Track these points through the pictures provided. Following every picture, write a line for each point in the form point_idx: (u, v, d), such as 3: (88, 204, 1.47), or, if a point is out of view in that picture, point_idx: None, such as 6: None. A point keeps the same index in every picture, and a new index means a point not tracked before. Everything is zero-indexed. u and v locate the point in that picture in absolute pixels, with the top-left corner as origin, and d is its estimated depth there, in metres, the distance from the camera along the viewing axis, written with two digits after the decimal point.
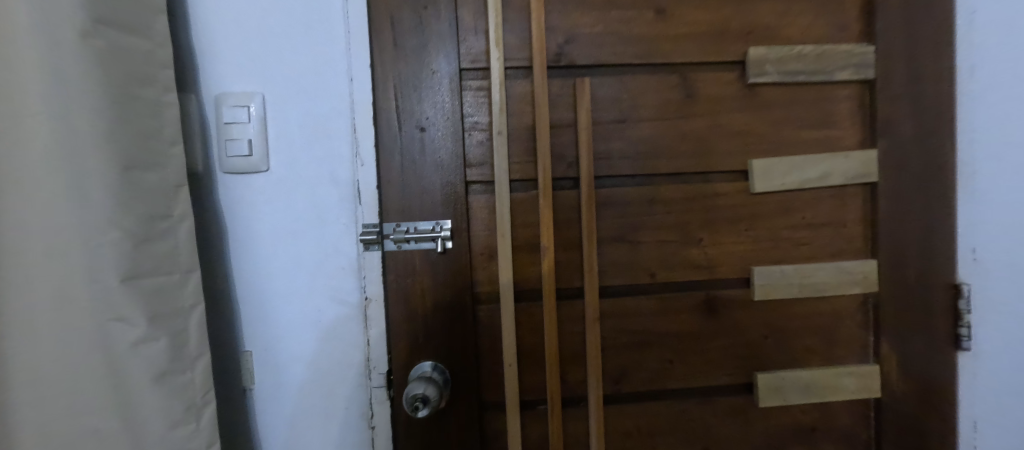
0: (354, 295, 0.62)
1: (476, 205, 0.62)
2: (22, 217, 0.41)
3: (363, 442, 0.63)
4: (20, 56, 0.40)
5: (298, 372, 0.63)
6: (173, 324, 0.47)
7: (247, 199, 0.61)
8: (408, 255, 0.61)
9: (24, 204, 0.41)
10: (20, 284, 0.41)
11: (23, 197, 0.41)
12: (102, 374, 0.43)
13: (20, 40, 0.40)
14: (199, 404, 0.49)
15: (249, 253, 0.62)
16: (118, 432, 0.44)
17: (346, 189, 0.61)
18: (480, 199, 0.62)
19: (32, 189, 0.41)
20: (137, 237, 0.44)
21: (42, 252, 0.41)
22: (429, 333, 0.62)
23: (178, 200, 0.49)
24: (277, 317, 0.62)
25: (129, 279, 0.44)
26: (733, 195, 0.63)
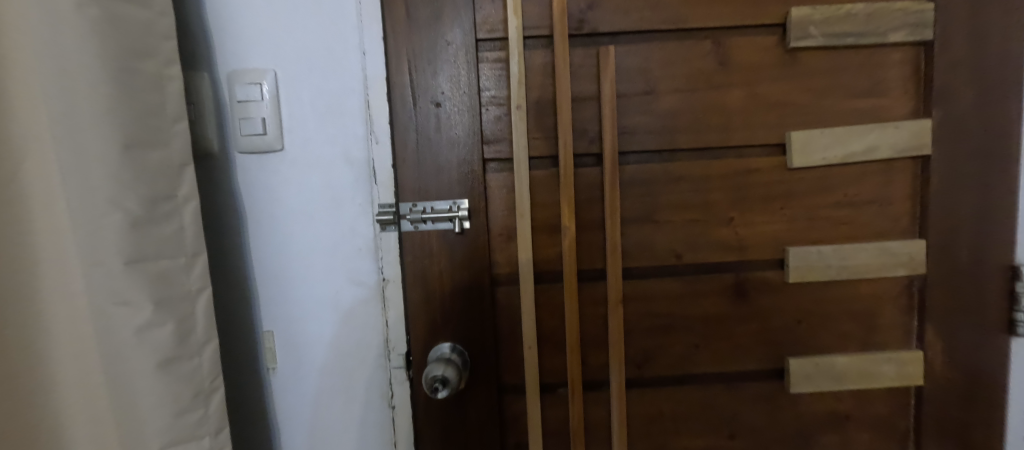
0: (372, 276, 0.61)
1: (492, 184, 0.60)
2: (46, 202, 0.46)
3: (384, 421, 0.64)
4: (30, 50, 0.42)
5: (319, 353, 0.63)
6: (180, 308, 0.50)
7: (264, 180, 0.60)
8: (425, 236, 0.60)
9: (46, 191, 0.46)
10: (51, 262, 0.47)
11: (45, 185, 0.46)
12: (113, 351, 0.47)
13: (27, 31, 0.42)
14: (207, 390, 0.52)
15: (270, 234, 0.61)
16: (130, 412, 0.49)
17: (361, 168, 0.59)
18: (496, 178, 0.60)
19: (53, 175, 0.46)
20: (138, 217, 0.46)
21: (67, 233, 0.46)
22: (447, 315, 0.61)
23: (183, 181, 0.51)
24: (297, 298, 0.62)
25: (132, 264, 0.46)
26: (768, 171, 0.59)
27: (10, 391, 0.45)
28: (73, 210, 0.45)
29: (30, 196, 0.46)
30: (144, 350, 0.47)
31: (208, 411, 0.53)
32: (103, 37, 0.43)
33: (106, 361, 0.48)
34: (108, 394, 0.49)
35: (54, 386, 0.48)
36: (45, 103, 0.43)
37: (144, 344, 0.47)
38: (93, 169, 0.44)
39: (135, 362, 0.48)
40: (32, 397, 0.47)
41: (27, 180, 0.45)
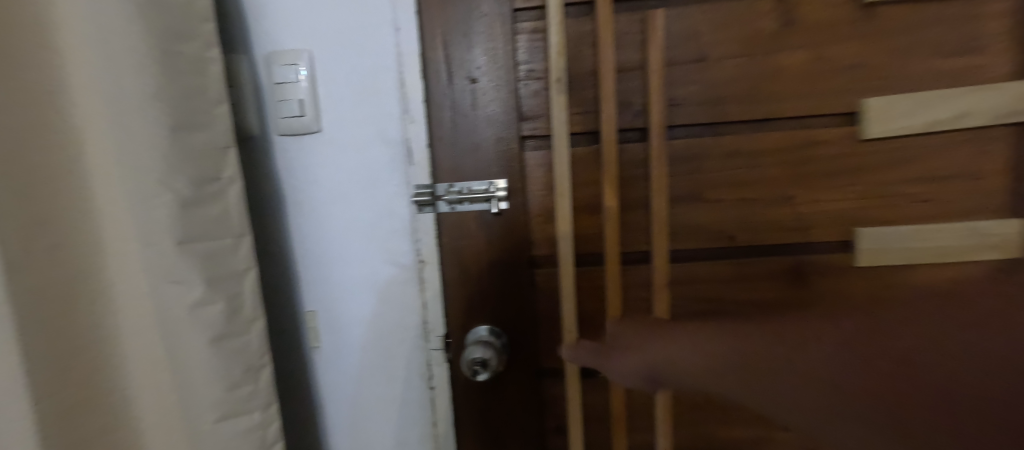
0: (410, 257, 0.61)
1: (531, 163, 0.58)
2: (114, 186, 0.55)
3: (424, 400, 0.66)
4: (87, 37, 0.45)
5: (360, 333, 0.64)
6: (228, 287, 0.51)
7: (304, 162, 0.61)
8: (461, 217, 0.59)
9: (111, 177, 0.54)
10: (120, 236, 0.56)
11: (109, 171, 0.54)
12: (170, 325, 0.50)
13: (85, 20, 0.44)
14: (256, 366, 0.54)
15: (311, 216, 0.62)
16: (187, 384, 0.51)
17: (397, 148, 0.59)
18: (535, 156, 0.58)
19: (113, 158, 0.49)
20: (187, 198, 0.48)
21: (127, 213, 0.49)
22: (484, 298, 0.60)
23: (228, 162, 0.52)
24: (338, 279, 0.63)
25: (184, 244, 0.48)
26: (836, 143, 0.54)
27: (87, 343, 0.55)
28: (131, 192, 0.47)
29: (100, 180, 0.55)
30: (198, 326, 0.50)
31: (258, 386, 0.55)
32: (147, 21, 0.44)
33: (164, 335, 0.51)
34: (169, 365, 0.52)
35: (122, 338, 0.58)
36: (103, 89, 0.45)
37: (197, 320, 0.49)
38: (143, 152, 0.46)
39: (189, 337, 0.50)
40: (103, 347, 0.57)
41: (96, 167, 0.54)
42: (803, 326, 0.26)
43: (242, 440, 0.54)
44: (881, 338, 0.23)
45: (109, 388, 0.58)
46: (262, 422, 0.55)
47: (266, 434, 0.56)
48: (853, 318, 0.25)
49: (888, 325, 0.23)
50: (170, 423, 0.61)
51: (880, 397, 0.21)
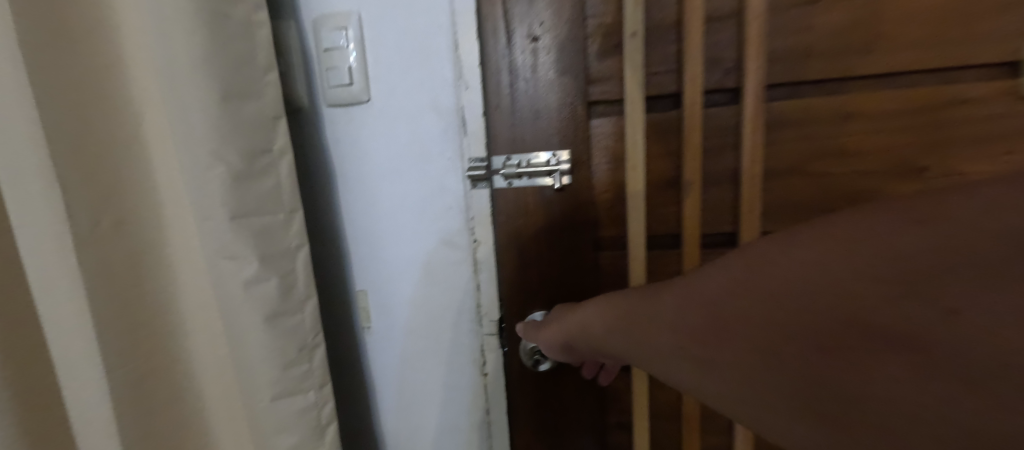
0: (463, 236, 0.57)
1: (598, 132, 0.52)
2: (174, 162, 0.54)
3: (476, 387, 0.62)
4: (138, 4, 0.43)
5: (411, 314, 0.62)
6: (282, 264, 0.50)
7: (353, 134, 0.58)
8: (520, 193, 0.54)
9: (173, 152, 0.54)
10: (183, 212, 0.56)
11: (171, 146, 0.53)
12: (225, 302, 0.49)
13: None
14: (310, 345, 0.53)
15: (361, 191, 0.59)
16: (243, 362, 0.51)
17: (450, 117, 0.54)
18: (603, 124, 0.51)
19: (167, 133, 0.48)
20: (240, 171, 0.46)
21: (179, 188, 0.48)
22: (543, 281, 0.56)
23: (279, 133, 0.49)
24: (389, 258, 0.61)
25: (237, 219, 0.47)
26: (988, 102, 0.44)
27: (155, 318, 0.56)
28: (183, 165, 0.46)
29: (164, 156, 0.55)
30: (254, 304, 0.49)
31: (312, 366, 0.53)
32: None
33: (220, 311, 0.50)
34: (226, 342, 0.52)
35: (186, 312, 0.59)
36: (154, 59, 0.44)
37: (252, 297, 0.48)
38: (195, 123, 0.44)
39: (245, 315, 0.49)
40: (169, 324, 0.58)
41: (156, 142, 0.54)
42: (685, 308, 0.29)
43: (298, 419, 0.53)
44: (741, 312, 0.25)
45: (174, 360, 0.59)
46: (316, 403, 0.54)
47: (321, 415, 0.54)
48: (708, 285, 0.28)
49: (739, 303, 0.25)
50: (229, 398, 0.62)
51: (763, 373, 0.25)
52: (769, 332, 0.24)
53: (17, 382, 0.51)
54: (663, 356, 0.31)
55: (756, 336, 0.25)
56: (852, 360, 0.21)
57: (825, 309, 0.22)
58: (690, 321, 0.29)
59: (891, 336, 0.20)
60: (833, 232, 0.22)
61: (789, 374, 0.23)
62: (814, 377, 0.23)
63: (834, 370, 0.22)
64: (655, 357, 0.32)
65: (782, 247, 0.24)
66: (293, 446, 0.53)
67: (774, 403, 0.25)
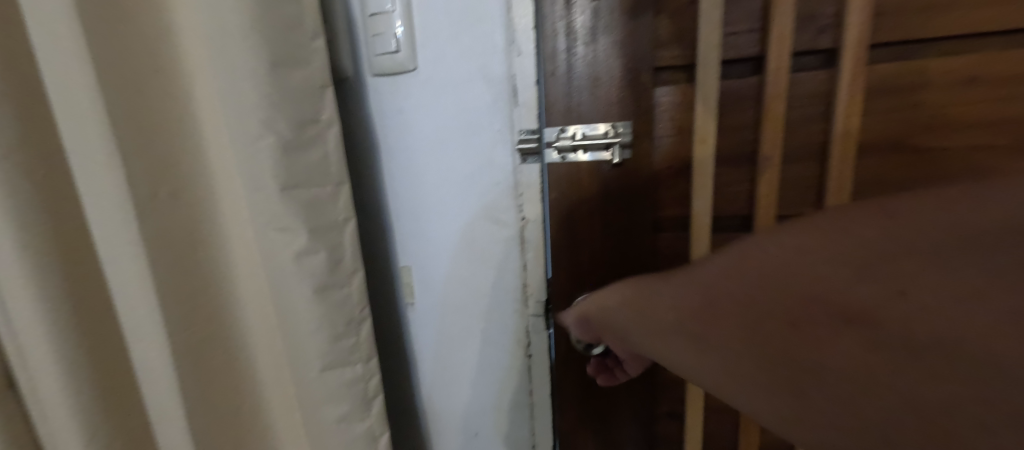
0: (510, 214, 0.55)
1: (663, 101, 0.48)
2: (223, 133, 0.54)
3: (519, 368, 0.61)
4: None
5: (455, 292, 0.60)
6: (330, 237, 0.49)
7: (399, 105, 0.56)
8: (573, 168, 0.50)
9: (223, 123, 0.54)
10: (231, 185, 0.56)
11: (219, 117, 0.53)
12: (273, 274, 0.49)
13: None
14: (357, 319, 0.53)
15: (406, 166, 0.58)
16: (291, 334, 0.51)
17: (500, 86, 0.51)
18: (666, 93, 0.48)
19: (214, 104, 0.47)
20: (289, 142, 0.45)
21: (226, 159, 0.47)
22: (595, 262, 0.53)
23: (326, 103, 0.48)
24: (433, 234, 0.59)
25: (287, 191, 0.46)
26: None
27: (208, 289, 0.58)
28: (233, 135, 0.45)
29: (214, 127, 0.55)
30: (303, 276, 0.49)
31: (359, 339, 0.53)
32: None
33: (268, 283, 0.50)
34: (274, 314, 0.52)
35: (236, 284, 0.60)
36: (201, 26, 0.43)
37: (303, 269, 0.48)
38: (245, 92, 0.44)
39: (294, 287, 0.49)
40: (217, 295, 0.59)
41: (208, 114, 0.54)
42: (670, 293, 0.30)
43: (346, 390, 0.53)
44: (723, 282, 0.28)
45: (229, 328, 0.60)
46: (363, 375, 0.54)
47: (368, 387, 0.54)
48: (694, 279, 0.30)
49: (728, 288, 0.27)
50: (279, 368, 0.63)
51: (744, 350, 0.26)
52: (746, 304, 0.26)
53: (89, 340, 0.55)
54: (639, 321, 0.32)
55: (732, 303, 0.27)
56: (814, 328, 0.24)
57: (799, 284, 0.25)
58: (676, 311, 0.30)
59: (859, 310, 0.23)
60: (811, 227, 0.26)
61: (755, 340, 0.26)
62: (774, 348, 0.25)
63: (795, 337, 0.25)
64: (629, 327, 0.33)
65: (761, 242, 0.27)
66: (343, 416, 0.54)
67: (741, 370, 0.27)
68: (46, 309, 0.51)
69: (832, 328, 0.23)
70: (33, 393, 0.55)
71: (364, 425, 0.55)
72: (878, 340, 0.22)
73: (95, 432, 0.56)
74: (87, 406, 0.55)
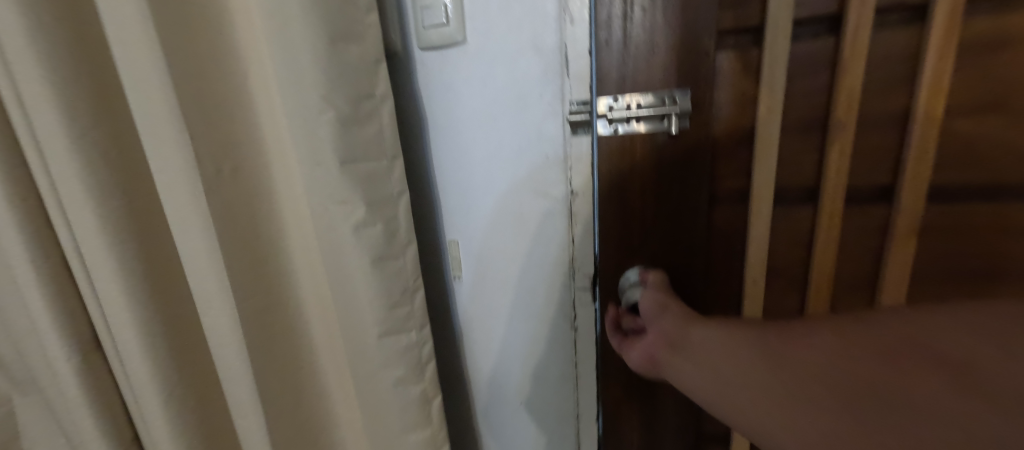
0: (559, 188, 0.55)
1: (725, 64, 0.46)
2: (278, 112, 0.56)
3: (565, 339, 0.62)
4: None
5: (501, 265, 0.61)
6: (386, 210, 0.51)
7: (446, 80, 0.56)
8: (625, 140, 0.49)
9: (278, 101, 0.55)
10: (286, 162, 0.59)
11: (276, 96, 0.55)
12: (331, 246, 0.52)
13: None
14: (411, 288, 0.55)
15: (452, 141, 0.58)
16: (349, 303, 0.54)
17: (552, 57, 0.51)
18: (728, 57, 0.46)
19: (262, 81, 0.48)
20: (347, 116, 0.47)
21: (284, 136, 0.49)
22: (645, 237, 0.52)
23: (380, 77, 0.49)
24: (478, 209, 0.60)
25: (346, 165, 0.48)
26: None
27: (268, 260, 0.61)
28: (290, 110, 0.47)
29: (272, 104, 0.57)
30: (361, 248, 0.51)
31: (413, 308, 0.55)
32: None
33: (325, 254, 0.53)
34: (330, 286, 0.54)
35: (291, 257, 0.63)
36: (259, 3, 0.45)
37: (361, 241, 0.50)
38: (301, 67, 0.45)
39: (352, 258, 0.51)
40: (276, 267, 0.62)
41: (266, 93, 0.57)
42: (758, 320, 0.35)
43: (402, 356, 0.56)
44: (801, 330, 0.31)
45: (288, 297, 0.64)
46: (417, 342, 0.56)
47: (422, 353, 0.57)
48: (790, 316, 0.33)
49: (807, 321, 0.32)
50: (332, 335, 0.66)
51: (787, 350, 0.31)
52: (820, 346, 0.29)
53: (158, 305, 0.59)
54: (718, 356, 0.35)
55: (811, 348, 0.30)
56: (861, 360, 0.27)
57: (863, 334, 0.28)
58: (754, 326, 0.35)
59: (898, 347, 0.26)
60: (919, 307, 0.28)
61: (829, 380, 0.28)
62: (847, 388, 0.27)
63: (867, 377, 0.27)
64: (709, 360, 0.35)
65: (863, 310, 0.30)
66: (398, 380, 0.56)
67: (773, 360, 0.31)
68: (122, 275, 0.55)
69: (885, 368, 0.26)
70: (117, 352, 0.60)
71: (417, 390, 0.57)
72: (925, 372, 0.25)
73: (171, 389, 0.61)
74: (165, 364, 0.60)
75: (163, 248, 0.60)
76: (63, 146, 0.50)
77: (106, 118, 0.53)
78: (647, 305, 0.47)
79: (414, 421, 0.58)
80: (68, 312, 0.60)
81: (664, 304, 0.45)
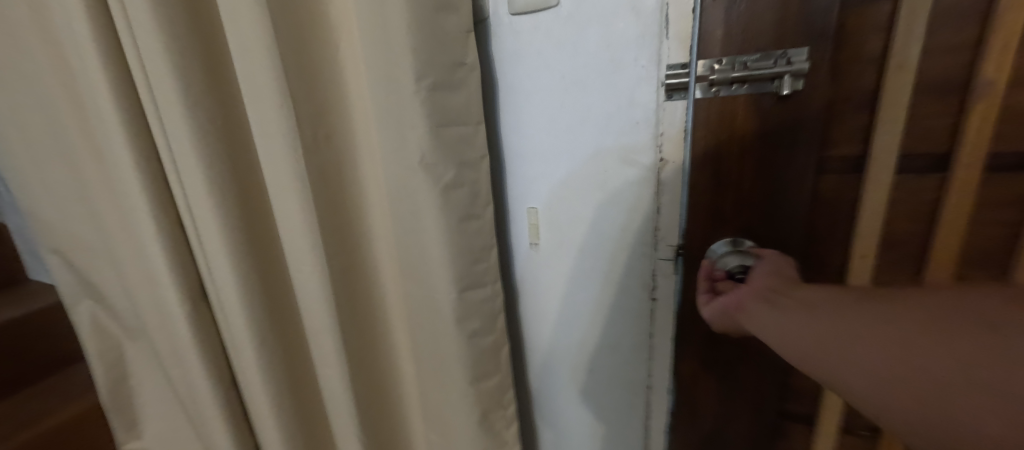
0: (648, 155, 0.54)
1: (860, 18, 0.43)
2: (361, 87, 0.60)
3: (641, 311, 0.62)
4: None
5: (578, 233, 0.62)
6: (470, 173, 0.55)
7: (533, 46, 0.56)
8: (727, 103, 0.48)
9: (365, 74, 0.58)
10: (367, 134, 0.62)
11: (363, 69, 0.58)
12: (413, 208, 0.54)
13: None
14: (487, 247, 0.58)
15: (530, 110, 0.59)
16: (424, 261, 0.57)
17: (651, 18, 0.49)
18: (865, 8, 0.43)
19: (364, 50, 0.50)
20: (439, 83, 0.50)
21: (381, 103, 0.51)
22: (740, 205, 0.50)
23: (470, 47, 0.52)
24: (554, 176, 0.60)
25: (437, 129, 0.51)
26: None
27: (356, 223, 0.66)
28: (384, 80, 0.50)
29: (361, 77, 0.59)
30: (448, 207, 0.54)
31: (489, 264, 0.59)
32: None
33: (405, 216, 0.56)
34: (405, 248, 0.58)
35: (371, 224, 0.67)
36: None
37: (449, 202, 0.54)
38: (397, 38, 0.48)
39: (431, 221, 0.54)
40: (361, 231, 0.67)
41: (350, 67, 0.59)
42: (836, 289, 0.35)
43: (479, 309, 0.59)
44: (879, 308, 0.31)
45: (369, 261, 0.68)
46: (492, 295, 0.60)
47: (495, 305, 0.61)
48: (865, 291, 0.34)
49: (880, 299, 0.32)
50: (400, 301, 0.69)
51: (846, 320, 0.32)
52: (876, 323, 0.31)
53: (252, 260, 0.64)
54: (788, 320, 0.35)
55: (905, 321, 0.30)
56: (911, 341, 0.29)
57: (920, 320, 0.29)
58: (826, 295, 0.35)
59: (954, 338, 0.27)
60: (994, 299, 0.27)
61: (894, 360, 0.29)
62: (915, 374, 0.28)
63: (926, 358, 0.28)
64: (774, 322, 0.36)
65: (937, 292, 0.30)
66: (475, 332, 0.59)
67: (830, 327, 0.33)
68: (228, 231, 0.61)
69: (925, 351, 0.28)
70: (220, 303, 0.67)
71: (490, 339, 0.61)
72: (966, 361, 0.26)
73: (265, 337, 0.67)
74: (261, 316, 0.66)
75: (261, 209, 0.66)
76: (179, 113, 0.55)
77: (216, 89, 0.58)
78: (760, 268, 0.44)
79: (486, 369, 0.62)
80: (182, 267, 0.67)
81: (779, 270, 0.43)
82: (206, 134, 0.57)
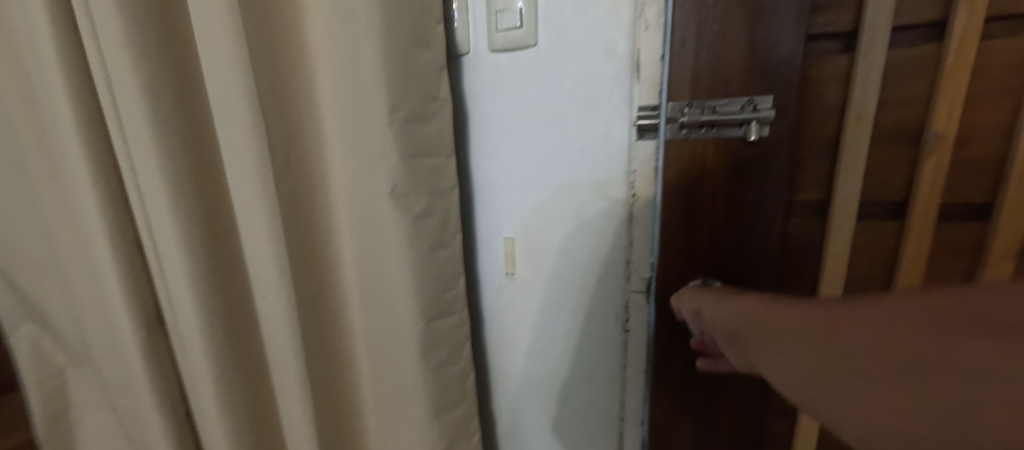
0: (620, 189, 0.54)
1: (824, 71, 0.46)
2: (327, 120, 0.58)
3: (613, 344, 0.61)
4: None
5: (550, 263, 0.62)
6: (439, 202, 0.54)
7: (506, 80, 0.57)
8: (699, 145, 0.49)
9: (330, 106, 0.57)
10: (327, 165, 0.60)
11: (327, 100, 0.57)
12: (381, 239, 0.53)
13: None
14: (454, 274, 0.57)
15: (504, 141, 0.60)
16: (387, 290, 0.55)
17: (622, 61, 0.51)
18: (830, 62, 0.46)
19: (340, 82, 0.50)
20: (410, 116, 0.50)
21: (354, 136, 0.51)
22: (713, 244, 0.51)
23: (444, 82, 0.53)
24: (525, 206, 0.61)
25: (411, 160, 0.51)
26: None
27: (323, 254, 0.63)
28: (354, 114, 0.50)
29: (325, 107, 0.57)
30: (418, 237, 0.53)
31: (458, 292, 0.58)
32: None
33: (370, 246, 0.55)
34: (371, 279, 0.56)
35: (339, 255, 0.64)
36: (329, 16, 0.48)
37: (420, 231, 0.53)
38: (368, 71, 0.48)
39: (397, 250, 0.52)
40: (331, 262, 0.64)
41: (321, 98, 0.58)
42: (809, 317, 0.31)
43: (448, 338, 0.58)
44: (853, 329, 0.27)
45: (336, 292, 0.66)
46: (460, 323, 0.59)
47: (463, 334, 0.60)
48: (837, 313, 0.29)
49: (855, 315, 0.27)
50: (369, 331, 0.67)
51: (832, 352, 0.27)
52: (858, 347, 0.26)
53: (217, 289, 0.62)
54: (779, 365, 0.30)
55: (883, 334, 0.25)
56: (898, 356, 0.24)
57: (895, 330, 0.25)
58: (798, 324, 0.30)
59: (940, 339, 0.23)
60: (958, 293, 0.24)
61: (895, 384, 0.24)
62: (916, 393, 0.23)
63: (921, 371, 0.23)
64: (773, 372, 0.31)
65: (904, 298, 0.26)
66: (442, 362, 0.58)
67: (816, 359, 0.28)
68: (188, 258, 0.58)
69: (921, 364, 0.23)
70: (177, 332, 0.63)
71: (458, 369, 0.60)
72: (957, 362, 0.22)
73: (223, 369, 0.63)
74: (219, 347, 0.62)
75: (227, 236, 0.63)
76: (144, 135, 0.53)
77: (187, 112, 0.57)
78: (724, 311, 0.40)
79: (450, 399, 0.59)
80: (136, 295, 0.63)
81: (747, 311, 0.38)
82: (171, 157, 0.55)
